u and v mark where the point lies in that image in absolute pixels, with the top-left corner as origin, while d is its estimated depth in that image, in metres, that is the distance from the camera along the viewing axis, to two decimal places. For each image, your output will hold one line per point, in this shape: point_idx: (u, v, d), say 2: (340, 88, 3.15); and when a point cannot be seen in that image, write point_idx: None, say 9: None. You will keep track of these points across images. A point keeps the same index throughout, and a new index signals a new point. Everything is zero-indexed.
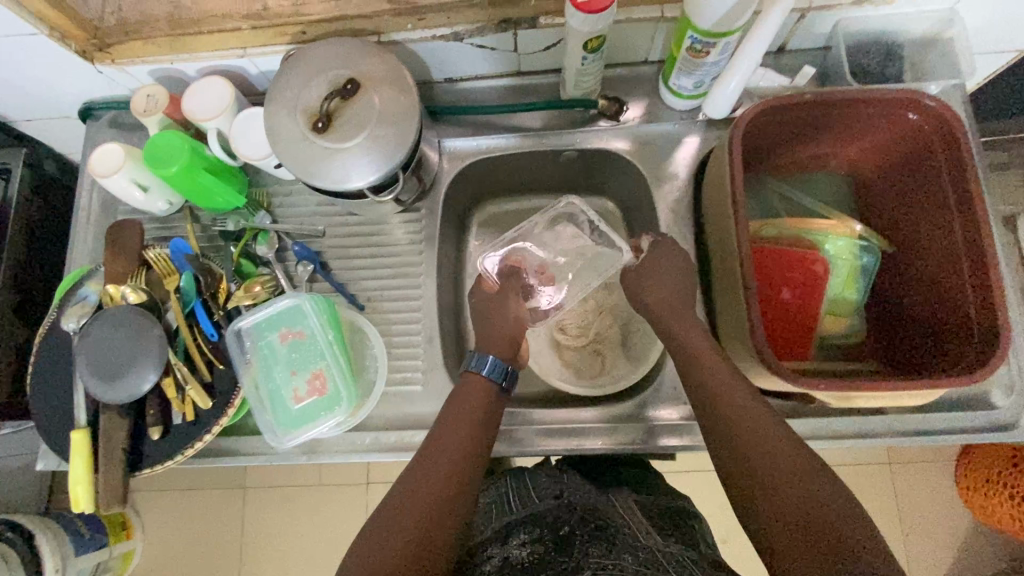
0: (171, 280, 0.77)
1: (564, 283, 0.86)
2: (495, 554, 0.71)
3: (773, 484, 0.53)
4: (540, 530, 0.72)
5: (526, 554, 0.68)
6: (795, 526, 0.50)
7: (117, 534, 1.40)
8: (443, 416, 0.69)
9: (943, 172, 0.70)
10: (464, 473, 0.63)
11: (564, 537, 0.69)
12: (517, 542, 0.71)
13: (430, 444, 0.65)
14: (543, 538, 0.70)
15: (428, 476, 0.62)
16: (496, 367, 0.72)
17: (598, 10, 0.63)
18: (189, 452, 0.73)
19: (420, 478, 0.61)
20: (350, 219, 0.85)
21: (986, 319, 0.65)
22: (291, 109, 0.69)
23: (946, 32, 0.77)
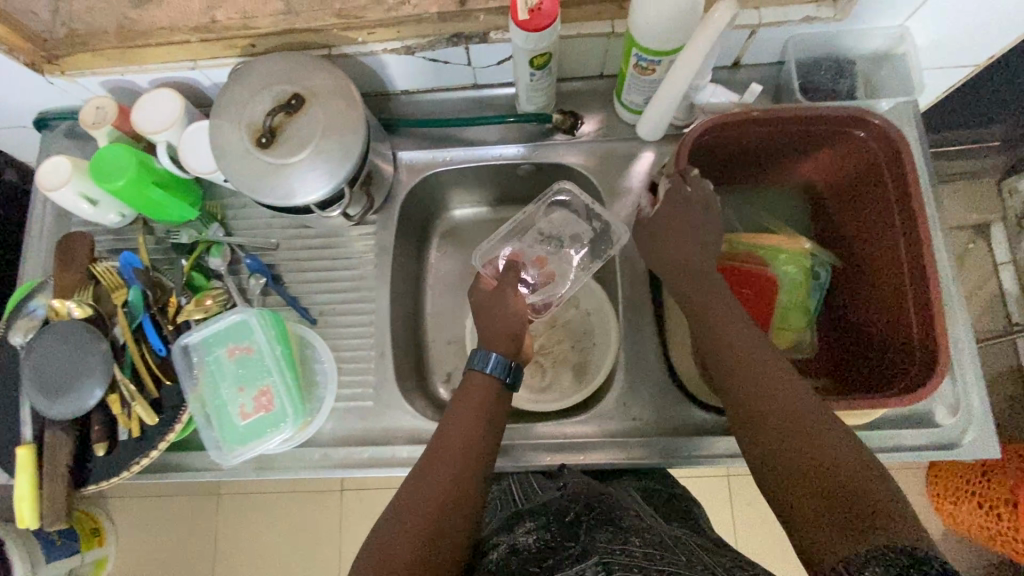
0: (119, 294, 0.76)
1: (564, 275, 0.83)
2: (501, 542, 0.63)
3: (805, 464, 0.52)
4: (545, 517, 0.64)
5: (533, 541, 0.60)
6: (832, 503, 0.49)
7: (90, 541, 1.41)
8: (448, 409, 0.68)
9: (889, 189, 0.71)
10: (472, 466, 0.63)
11: (570, 523, 0.61)
12: (524, 530, 0.63)
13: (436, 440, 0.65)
14: (550, 524, 0.62)
15: (433, 473, 0.62)
16: (499, 364, 0.70)
17: (539, 29, 0.63)
18: (136, 468, 0.73)
19: (425, 474, 0.62)
20: (304, 231, 0.85)
21: (927, 338, 0.66)
22: (235, 124, 0.69)
23: (898, 47, 0.77)
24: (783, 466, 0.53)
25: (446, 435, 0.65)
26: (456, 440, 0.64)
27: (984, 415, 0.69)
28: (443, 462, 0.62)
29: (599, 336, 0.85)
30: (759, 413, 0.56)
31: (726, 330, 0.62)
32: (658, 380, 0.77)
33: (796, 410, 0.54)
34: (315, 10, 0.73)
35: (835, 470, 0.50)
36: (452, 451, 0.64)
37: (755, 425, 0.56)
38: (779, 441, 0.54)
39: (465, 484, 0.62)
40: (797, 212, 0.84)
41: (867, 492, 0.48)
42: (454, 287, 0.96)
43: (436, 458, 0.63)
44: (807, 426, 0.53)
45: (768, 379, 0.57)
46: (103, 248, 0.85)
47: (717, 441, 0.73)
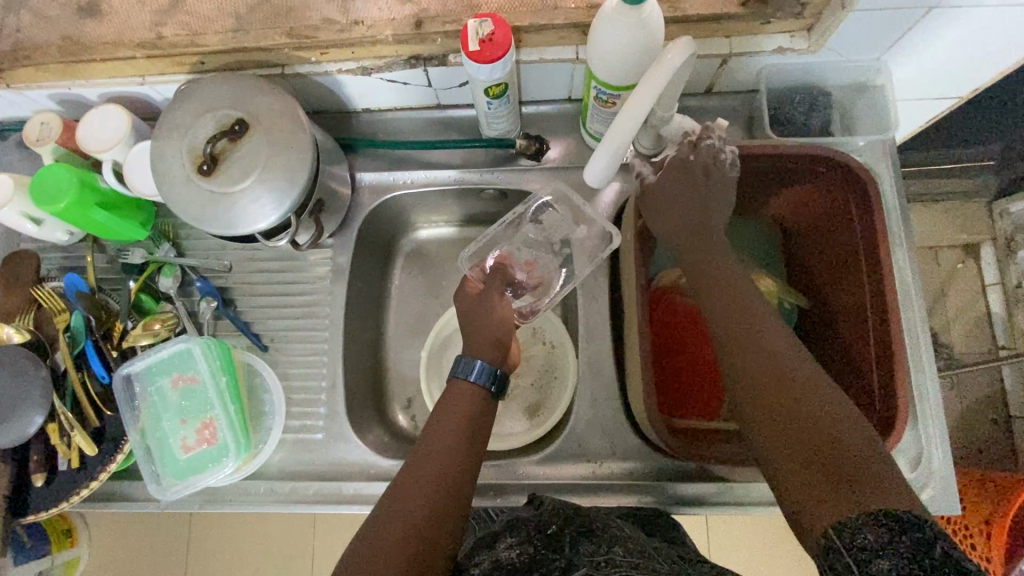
0: (61, 318, 0.74)
1: (552, 279, 0.80)
2: (482, 560, 0.59)
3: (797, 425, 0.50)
4: (528, 530, 0.62)
5: (516, 555, 0.58)
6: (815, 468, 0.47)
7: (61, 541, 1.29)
8: (435, 408, 0.67)
9: (857, 234, 0.69)
10: (462, 466, 0.61)
11: (553, 535, 0.60)
12: (506, 545, 0.60)
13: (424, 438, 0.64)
14: (532, 537, 0.61)
15: (422, 474, 0.59)
16: (484, 372, 0.68)
17: (493, 61, 0.60)
18: (75, 499, 0.71)
19: (412, 474, 0.60)
20: (258, 254, 0.83)
21: (888, 393, 0.64)
22: (175, 149, 0.66)
23: (876, 79, 0.73)
24: (777, 436, 0.51)
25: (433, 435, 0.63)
26: (443, 439, 0.63)
27: (946, 472, 0.68)
28: (430, 464, 0.60)
29: (561, 370, 0.83)
30: (754, 387, 0.54)
31: (727, 299, 0.60)
32: (615, 420, 0.75)
33: (794, 379, 0.52)
34: (265, 28, 0.69)
35: (831, 439, 0.48)
36: (441, 453, 0.62)
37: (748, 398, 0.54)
38: (771, 413, 0.52)
39: (457, 483, 0.60)
40: (766, 247, 0.82)
41: (862, 457, 0.47)
42: (418, 311, 0.92)
43: (425, 457, 0.61)
44: (804, 395, 0.51)
45: (764, 352, 0.55)
46: (52, 267, 0.83)
47: (673, 486, 0.71)
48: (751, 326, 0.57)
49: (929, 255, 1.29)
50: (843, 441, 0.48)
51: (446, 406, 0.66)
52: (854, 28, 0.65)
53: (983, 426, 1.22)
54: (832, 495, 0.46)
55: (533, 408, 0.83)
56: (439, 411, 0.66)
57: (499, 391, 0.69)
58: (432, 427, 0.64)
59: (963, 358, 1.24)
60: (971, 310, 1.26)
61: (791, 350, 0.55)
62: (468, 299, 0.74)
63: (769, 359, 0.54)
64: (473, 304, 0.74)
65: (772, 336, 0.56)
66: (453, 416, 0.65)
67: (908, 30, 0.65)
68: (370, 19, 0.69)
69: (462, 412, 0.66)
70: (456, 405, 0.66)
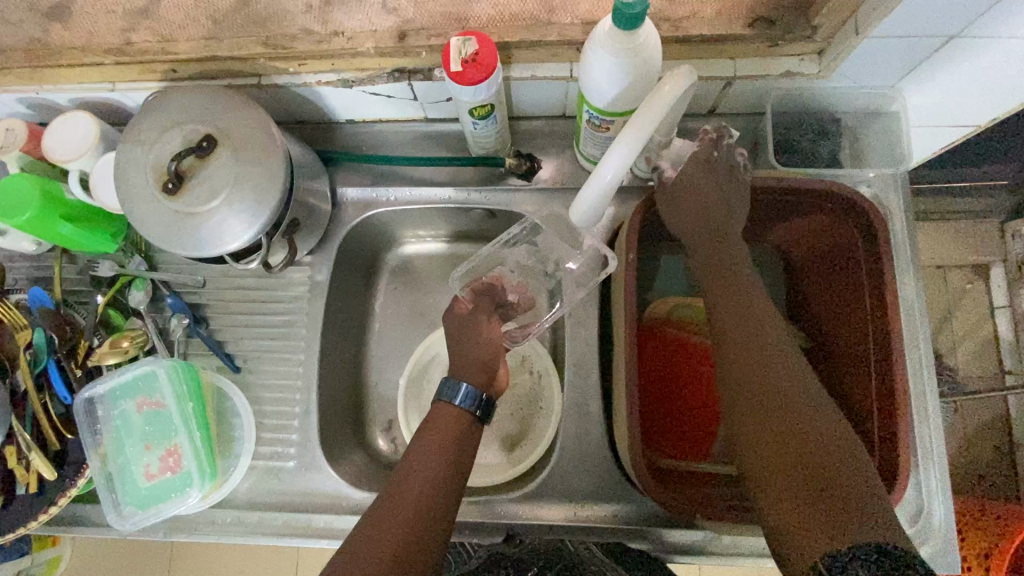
0: (23, 335, 0.71)
1: (543, 300, 0.77)
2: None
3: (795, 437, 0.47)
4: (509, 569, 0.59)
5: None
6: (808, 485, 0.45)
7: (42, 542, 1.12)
8: (421, 430, 0.62)
9: (863, 273, 0.65)
10: (438, 507, 0.56)
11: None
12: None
13: (406, 464, 0.59)
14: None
15: (398, 509, 0.54)
16: (469, 396, 0.64)
17: (475, 83, 0.56)
18: (33, 525, 0.69)
19: (392, 506, 0.54)
20: (233, 270, 0.79)
21: (887, 448, 0.60)
22: (140, 166, 0.62)
23: (890, 105, 0.69)
24: (770, 454, 0.48)
25: (414, 463, 0.58)
26: (424, 473, 0.57)
27: (945, 526, 0.65)
28: (409, 499, 0.55)
29: (547, 401, 0.80)
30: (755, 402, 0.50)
31: (728, 297, 0.56)
32: (600, 458, 0.71)
33: (793, 398, 0.49)
34: (240, 37, 0.66)
35: (827, 465, 0.46)
36: (418, 492, 0.56)
37: (744, 412, 0.50)
38: (767, 432, 0.49)
39: (434, 526, 0.54)
40: (767, 279, 0.78)
41: (856, 487, 0.45)
42: (401, 330, 0.88)
43: (404, 489, 0.56)
44: (804, 415, 0.49)
45: (767, 367, 0.51)
46: (20, 278, 0.79)
47: (659, 531, 0.68)
48: (758, 338, 0.53)
49: (937, 275, 1.24)
50: (839, 469, 0.45)
51: (431, 431, 0.61)
52: (868, 54, 0.60)
53: (987, 453, 1.17)
54: (824, 525, 0.43)
55: (516, 438, 0.80)
56: (422, 436, 0.62)
57: (483, 416, 0.65)
58: (413, 457, 0.59)
59: (968, 382, 1.20)
60: (977, 332, 1.21)
61: (796, 367, 0.52)
62: (457, 319, 0.71)
63: (771, 373, 0.51)
64: (459, 333, 0.70)
65: (779, 350, 0.53)
66: (436, 446, 0.60)
67: (928, 57, 0.60)
68: (351, 31, 0.65)
69: (445, 444, 0.60)
70: (441, 432, 0.61)
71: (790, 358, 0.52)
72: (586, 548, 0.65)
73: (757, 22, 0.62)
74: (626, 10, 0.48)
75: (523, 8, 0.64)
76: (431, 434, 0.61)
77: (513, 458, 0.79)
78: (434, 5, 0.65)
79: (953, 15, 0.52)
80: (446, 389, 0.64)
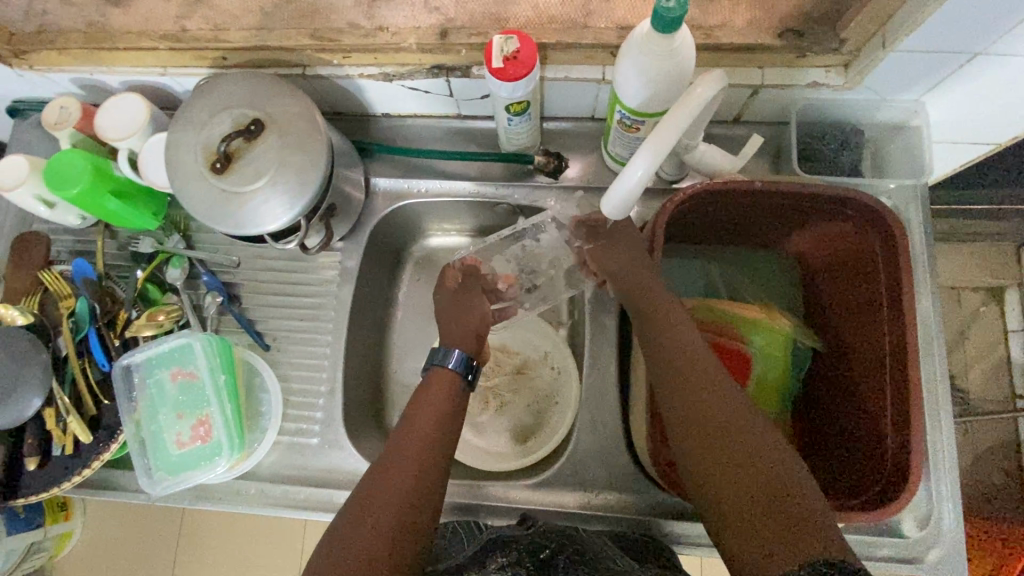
0: (66, 303, 0.74)
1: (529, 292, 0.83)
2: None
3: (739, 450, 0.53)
4: (518, 551, 0.60)
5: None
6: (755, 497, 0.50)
7: (56, 516, 1.12)
8: (401, 420, 0.63)
9: (882, 278, 0.66)
10: (429, 470, 0.58)
11: (545, 560, 0.58)
12: (497, 565, 0.57)
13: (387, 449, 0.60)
14: (523, 560, 0.58)
15: (389, 480, 0.56)
16: (460, 361, 0.69)
17: (515, 79, 0.59)
18: (66, 485, 0.71)
19: (373, 487, 0.55)
20: (266, 252, 0.82)
21: (903, 449, 0.62)
22: (191, 145, 0.65)
23: (912, 120, 0.71)
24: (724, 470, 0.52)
25: (399, 443, 0.60)
26: (415, 442, 0.60)
27: (954, 530, 0.67)
28: (401, 470, 0.57)
29: (562, 396, 0.82)
30: (717, 454, 0.53)
31: (678, 328, 0.63)
32: (613, 450, 0.73)
33: (735, 422, 0.54)
34: (289, 29, 0.69)
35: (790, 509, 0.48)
36: (411, 458, 0.58)
37: (702, 467, 0.53)
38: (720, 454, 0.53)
39: (425, 487, 0.56)
40: (787, 281, 0.79)
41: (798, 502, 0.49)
42: (423, 321, 0.90)
43: (392, 467, 0.57)
44: (749, 437, 0.53)
45: (710, 391, 0.57)
46: (63, 250, 0.83)
47: (668, 525, 0.70)
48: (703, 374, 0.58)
49: (952, 296, 1.25)
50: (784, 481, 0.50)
51: (422, 407, 0.64)
52: (893, 68, 0.62)
53: (995, 476, 1.17)
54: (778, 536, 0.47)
55: (533, 430, 0.82)
56: (406, 420, 0.63)
57: (472, 380, 0.70)
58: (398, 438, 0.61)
59: (979, 404, 1.20)
60: (991, 355, 1.22)
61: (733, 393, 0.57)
62: (448, 297, 0.77)
63: (727, 425, 0.54)
64: (456, 305, 0.76)
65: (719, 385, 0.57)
66: (429, 417, 0.63)
67: (952, 72, 0.62)
68: (395, 27, 0.68)
69: (434, 417, 0.63)
70: (433, 406, 0.64)
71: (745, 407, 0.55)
72: (596, 537, 0.66)
73: (785, 34, 0.64)
74: (666, 14, 0.50)
75: (560, 11, 0.67)
76: (422, 410, 0.63)
77: (528, 448, 0.81)
78: (475, 5, 0.68)
79: (979, 29, 0.54)
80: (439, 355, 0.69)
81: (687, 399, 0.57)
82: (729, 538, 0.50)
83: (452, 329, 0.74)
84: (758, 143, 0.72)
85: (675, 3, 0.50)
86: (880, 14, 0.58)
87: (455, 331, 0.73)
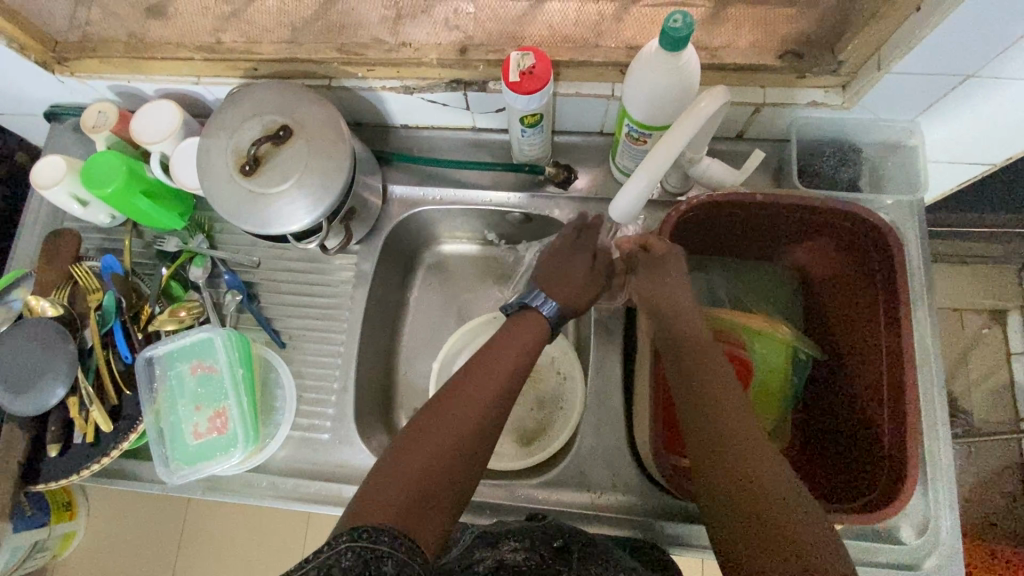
0: (94, 297, 0.77)
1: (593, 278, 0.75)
2: (485, 557, 0.57)
3: (739, 459, 0.56)
4: (531, 539, 0.61)
5: (521, 560, 0.57)
6: (750, 506, 0.53)
7: (62, 515, 1.12)
8: (456, 373, 0.63)
9: (879, 291, 0.69)
10: (492, 420, 0.60)
11: (560, 549, 0.60)
12: (510, 548, 0.59)
13: (434, 399, 0.61)
14: (538, 546, 0.60)
15: (442, 428, 0.57)
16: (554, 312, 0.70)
17: (530, 93, 0.63)
18: (84, 472, 0.74)
19: (404, 456, 0.55)
20: (287, 254, 0.85)
21: (898, 454, 0.63)
22: (222, 148, 0.69)
23: (909, 139, 0.74)
24: (726, 477, 0.56)
25: (455, 391, 0.60)
26: (482, 387, 0.61)
27: (952, 538, 0.68)
28: (459, 420, 0.58)
29: (567, 401, 0.84)
30: (716, 454, 0.57)
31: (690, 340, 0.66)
32: (617, 451, 0.75)
33: (740, 435, 0.57)
34: (319, 44, 0.74)
35: (776, 508, 0.52)
36: (474, 401, 0.60)
37: (703, 473, 0.57)
38: (725, 466, 0.56)
39: (489, 428, 0.59)
40: (790, 293, 0.81)
41: (794, 514, 0.52)
42: (433, 325, 0.93)
43: (444, 417, 0.58)
44: (749, 449, 0.56)
45: (722, 405, 0.60)
46: (91, 247, 0.86)
47: (670, 527, 0.71)
48: (712, 389, 0.61)
49: (954, 317, 1.26)
50: (778, 491, 0.53)
51: (495, 351, 0.65)
52: (891, 88, 0.66)
53: (998, 499, 1.17)
54: (769, 542, 0.51)
55: (539, 432, 0.84)
56: (466, 370, 0.63)
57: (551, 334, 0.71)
58: (451, 391, 0.61)
59: (982, 425, 1.21)
60: (993, 377, 1.23)
61: (738, 406, 0.60)
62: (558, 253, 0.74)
63: (721, 427, 0.58)
64: (557, 257, 0.74)
65: (725, 398, 0.61)
66: (499, 372, 0.63)
67: (945, 94, 0.66)
68: (418, 43, 0.73)
69: (505, 363, 0.64)
70: (507, 360, 0.64)
71: (747, 417, 0.59)
72: (602, 536, 0.67)
73: (786, 55, 0.68)
74: (673, 33, 0.54)
75: (573, 32, 0.72)
76: (495, 363, 0.63)
77: (531, 451, 0.83)
78: (493, 24, 0.73)
79: (970, 50, 0.58)
80: (533, 297, 0.71)
81: (694, 409, 0.61)
82: (726, 541, 0.54)
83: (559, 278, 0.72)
84: (761, 158, 0.75)
85: (681, 23, 0.54)
86: (877, 38, 0.62)
87: (558, 279, 0.72)
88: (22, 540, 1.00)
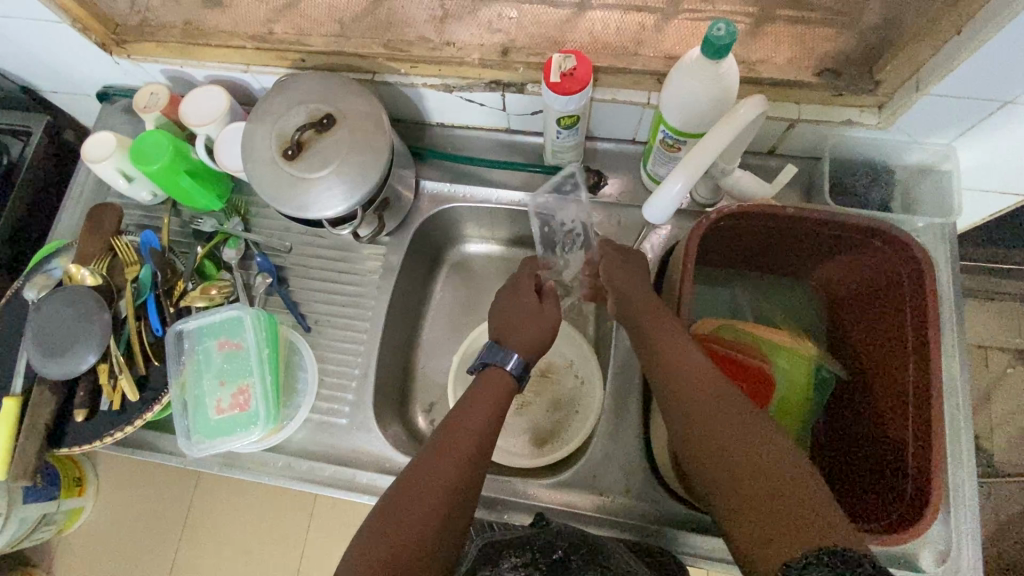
0: (131, 270, 0.80)
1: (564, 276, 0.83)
2: None
3: (751, 447, 0.53)
4: (531, 554, 0.60)
5: None
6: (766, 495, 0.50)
7: (71, 490, 1.13)
8: (438, 428, 0.63)
9: (907, 310, 0.68)
10: (469, 481, 0.59)
11: (559, 561, 0.59)
12: (511, 565, 0.58)
13: (424, 452, 0.60)
14: (538, 561, 0.59)
15: (421, 489, 0.56)
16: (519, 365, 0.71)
17: (568, 93, 0.64)
18: (108, 439, 0.75)
19: (404, 494, 0.56)
20: (318, 241, 0.87)
21: (921, 476, 0.63)
22: (267, 133, 0.72)
23: (943, 163, 0.73)
24: (747, 472, 0.51)
25: (438, 448, 0.60)
26: (460, 452, 0.60)
27: (974, 568, 0.66)
28: (437, 478, 0.57)
29: (582, 405, 0.84)
30: (728, 451, 0.53)
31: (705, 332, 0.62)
32: (631, 456, 0.75)
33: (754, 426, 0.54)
34: (365, 39, 0.77)
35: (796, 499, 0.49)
36: (454, 466, 0.58)
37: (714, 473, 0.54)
38: (739, 452, 0.53)
39: (467, 495, 0.58)
40: (813, 310, 0.82)
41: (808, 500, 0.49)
42: (453, 321, 0.94)
43: (418, 478, 0.57)
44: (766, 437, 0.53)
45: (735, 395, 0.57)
46: (131, 223, 0.90)
47: (681, 535, 0.70)
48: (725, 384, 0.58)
49: (979, 354, 1.23)
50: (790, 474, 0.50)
51: (464, 420, 0.63)
52: (928, 111, 0.66)
53: (1017, 545, 1.14)
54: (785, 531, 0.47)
55: (554, 435, 0.84)
56: (449, 423, 0.63)
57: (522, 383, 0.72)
58: (432, 447, 0.60)
59: (1004, 466, 1.17)
60: (1017, 419, 1.19)
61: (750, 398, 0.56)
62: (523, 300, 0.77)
63: (727, 441, 0.54)
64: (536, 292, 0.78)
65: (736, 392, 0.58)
66: (472, 429, 0.62)
67: (983, 118, 0.66)
68: (461, 42, 0.75)
69: (481, 426, 0.63)
70: (480, 413, 0.64)
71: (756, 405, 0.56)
72: (611, 541, 0.67)
73: (824, 73, 0.69)
74: (716, 41, 0.55)
75: (614, 40, 0.73)
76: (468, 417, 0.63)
77: (543, 452, 0.83)
78: (537, 29, 0.75)
79: (1011, 78, 0.58)
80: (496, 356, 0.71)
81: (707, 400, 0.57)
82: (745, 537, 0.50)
83: (525, 326, 0.74)
84: (792, 173, 0.75)
85: (725, 31, 0.55)
86: (916, 60, 0.63)
87: (532, 323, 0.75)
88: (32, 511, 1.00)
